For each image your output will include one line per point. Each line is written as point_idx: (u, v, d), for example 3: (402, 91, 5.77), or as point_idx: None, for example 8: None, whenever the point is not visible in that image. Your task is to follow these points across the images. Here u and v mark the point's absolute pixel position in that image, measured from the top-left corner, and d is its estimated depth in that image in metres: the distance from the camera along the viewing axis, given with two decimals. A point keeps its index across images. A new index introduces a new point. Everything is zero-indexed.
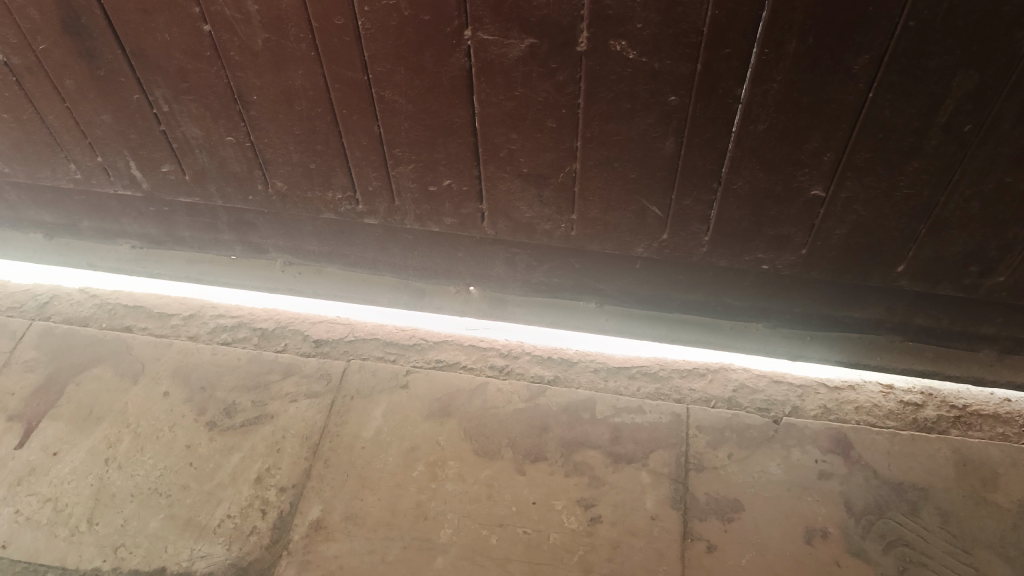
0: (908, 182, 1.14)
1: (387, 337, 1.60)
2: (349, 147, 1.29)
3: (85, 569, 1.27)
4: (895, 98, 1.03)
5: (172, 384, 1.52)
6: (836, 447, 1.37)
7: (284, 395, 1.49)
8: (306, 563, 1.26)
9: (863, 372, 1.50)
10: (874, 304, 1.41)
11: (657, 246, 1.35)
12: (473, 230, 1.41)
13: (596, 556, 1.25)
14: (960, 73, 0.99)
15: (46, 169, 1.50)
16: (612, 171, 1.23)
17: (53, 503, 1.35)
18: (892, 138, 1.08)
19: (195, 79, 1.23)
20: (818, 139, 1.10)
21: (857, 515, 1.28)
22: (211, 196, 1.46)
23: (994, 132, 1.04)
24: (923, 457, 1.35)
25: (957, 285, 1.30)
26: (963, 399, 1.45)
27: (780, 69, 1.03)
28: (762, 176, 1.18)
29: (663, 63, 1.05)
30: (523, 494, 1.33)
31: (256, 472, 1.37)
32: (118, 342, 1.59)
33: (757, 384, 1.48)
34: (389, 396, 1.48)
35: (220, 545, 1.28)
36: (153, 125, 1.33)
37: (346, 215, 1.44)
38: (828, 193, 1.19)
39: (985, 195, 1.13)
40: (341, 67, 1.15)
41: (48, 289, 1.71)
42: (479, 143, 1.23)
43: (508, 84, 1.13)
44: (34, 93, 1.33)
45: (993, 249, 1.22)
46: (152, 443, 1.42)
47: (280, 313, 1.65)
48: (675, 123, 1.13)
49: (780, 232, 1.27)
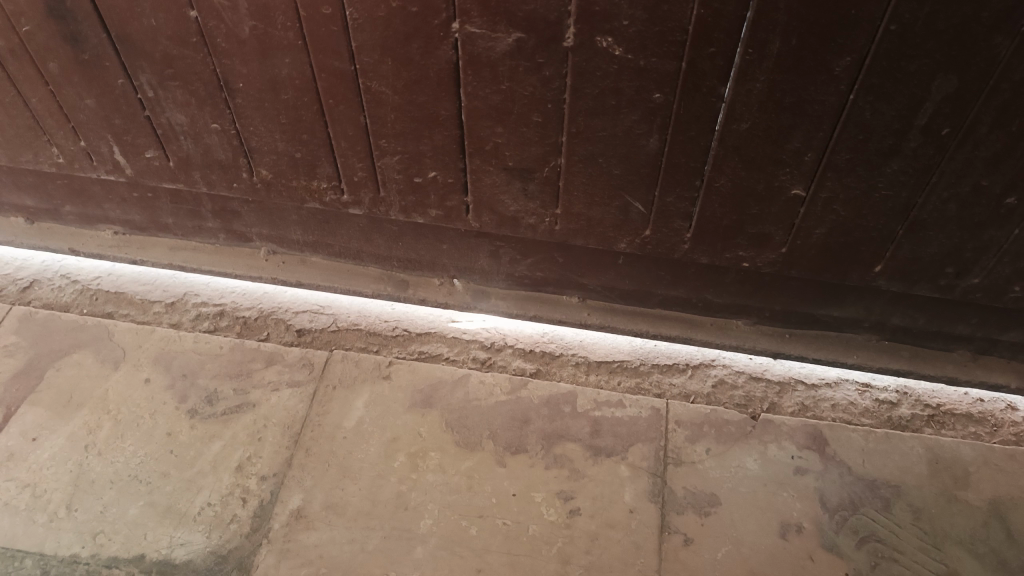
0: (887, 184, 1.16)
1: (370, 328, 1.61)
2: (335, 137, 1.29)
3: (63, 556, 1.26)
4: (875, 100, 1.04)
5: (153, 371, 1.52)
6: (812, 444, 1.39)
7: (266, 384, 1.49)
8: (285, 551, 1.26)
9: (841, 371, 1.52)
10: (853, 303, 1.43)
11: (640, 242, 1.36)
12: (457, 223, 1.41)
13: (574, 548, 1.26)
14: (939, 77, 1.00)
15: (28, 153, 1.49)
16: (597, 166, 1.24)
17: (31, 488, 1.34)
18: (871, 139, 1.10)
19: (181, 65, 1.22)
20: (800, 139, 1.12)
21: (831, 511, 1.30)
22: (195, 184, 1.46)
23: (971, 136, 1.06)
24: (896, 454, 1.37)
25: (933, 286, 1.32)
26: (937, 398, 1.49)
27: (763, 69, 1.04)
28: (744, 174, 1.19)
29: (648, 60, 1.06)
30: (503, 485, 1.34)
31: (237, 461, 1.37)
32: (99, 329, 1.59)
33: (736, 380, 1.51)
34: (371, 386, 1.49)
35: (199, 533, 1.28)
36: (138, 111, 1.33)
37: (331, 206, 1.44)
38: (809, 193, 1.20)
39: (962, 198, 1.15)
40: (328, 56, 1.15)
41: (29, 274, 1.70)
42: (464, 136, 1.23)
43: (494, 78, 1.13)
44: (17, 76, 1.32)
45: (968, 251, 1.24)
46: (132, 431, 1.42)
47: (263, 302, 1.66)
48: (660, 120, 1.14)
49: (761, 230, 1.29)
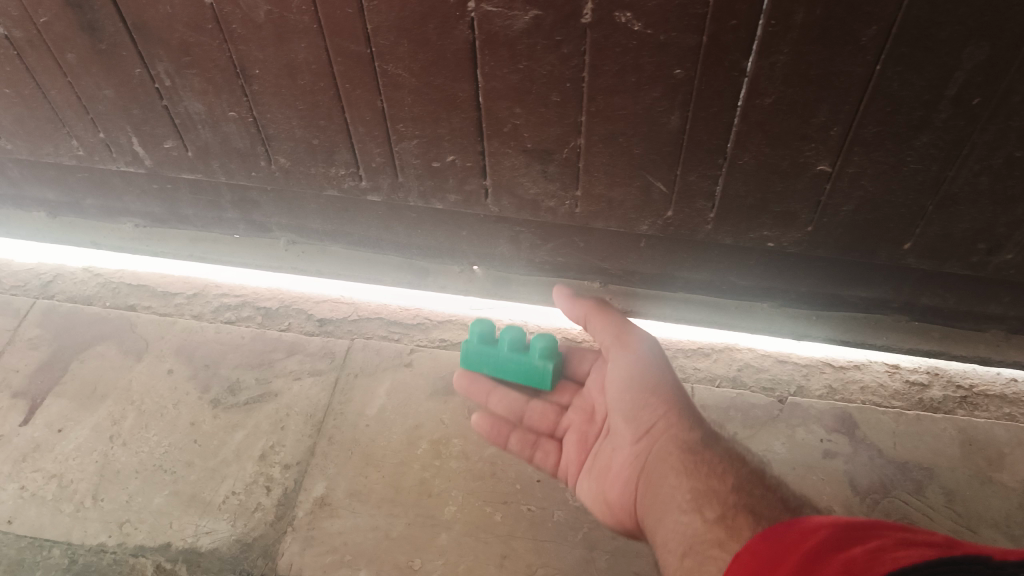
0: (917, 157, 1.13)
1: (391, 316, 1.60)
2: (352, 122, 1.28)
3: (90, 545, 1.26)
4: (904, 70, 1.02)
5: (176, 362, 1.52)
6: (841, 427, 1.36)
7: (288, 373, 1.49)
8: (310, 539, 1.25)
9: (870, 352, 1.49)
10: (881, 282, 1.41)
11: (662, 223, 1.35)
12: (477, 207, 1.41)
13: (600, 533, 1.24)
14: (971, 44, 0.97)
15: (49, 146, 1.50)
16: (617, 145, 1.22)
17: (58, 479, 1.35)
18: (900, 111, 1.07)
19: (197, 52, 1.22)
20: (826, 112, 1.09)
21: (862, 494, 1.26)
22: (214, 173, 1.46)
23: (1004, 105, 1.03)
24: (928, 436, 1.34)
25: (964, 263, 1.29)
26: (970, 378, 1.44)
27: (787, 41, 1.01)
28: (769, 151, 1.17)
29: (669, 34, 1.04)
30: (527, 471, 1.33)
31: (260, 449, 1.37)
32: (123, 321, 1.60)
33: (762, 363, 1.48)
34: (393, 374, 1.49)
35: (224, 521, 1.28)
36: (156, 100, 1.33)
37: (350, 192, 1.44)
38: (836, 168, 1.17)
39: (995, 171, 1.12)
40: (344, 39, 1.14)
41: (52, 268, 1.71)
42: (483, 118, 1.22)
43: (512, 57, 1.12)
44: (36, 68, 1.32)
45: (1002, 226, 1.20)
46: (156, 421, 1.43)
47: (284, 292, 1.66)
48: (681, 97, 1.12)
49: (786, 208, 1.26)
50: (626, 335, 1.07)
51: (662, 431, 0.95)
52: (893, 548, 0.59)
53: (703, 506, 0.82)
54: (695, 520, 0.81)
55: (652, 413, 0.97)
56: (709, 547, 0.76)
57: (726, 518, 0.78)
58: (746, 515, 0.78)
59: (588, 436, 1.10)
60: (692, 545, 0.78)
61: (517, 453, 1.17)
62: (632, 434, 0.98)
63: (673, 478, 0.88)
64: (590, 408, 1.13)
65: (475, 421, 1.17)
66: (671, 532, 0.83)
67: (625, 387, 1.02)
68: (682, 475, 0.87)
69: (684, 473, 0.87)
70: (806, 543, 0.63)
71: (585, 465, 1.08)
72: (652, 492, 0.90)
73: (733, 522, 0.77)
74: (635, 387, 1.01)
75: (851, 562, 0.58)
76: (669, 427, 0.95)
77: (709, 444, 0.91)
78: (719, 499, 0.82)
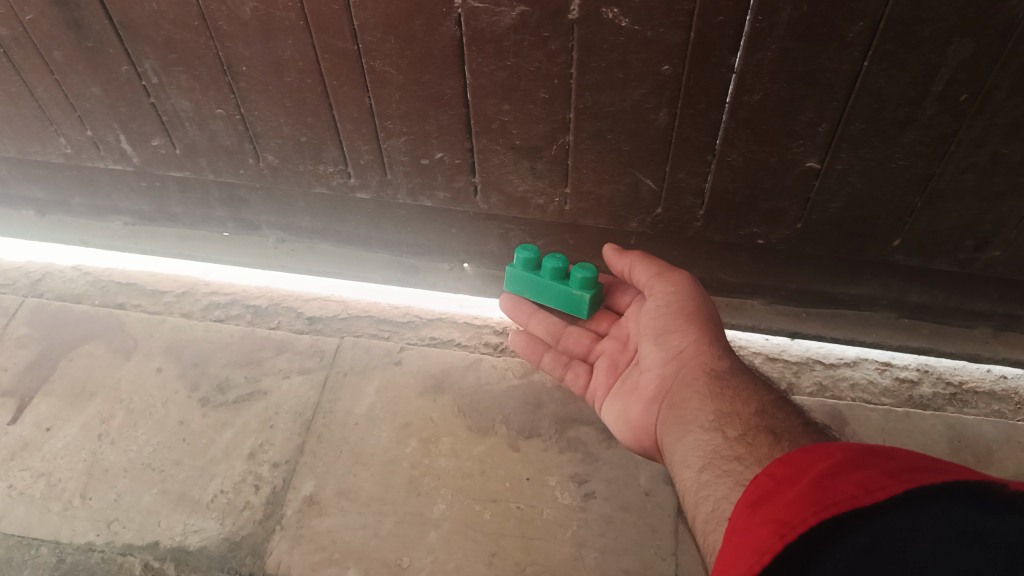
0: (903, 154, 1.13)
1: (380, 314, 1.60)
2: (340, 119, 1.28)
3: (78, 543, 1.25)
4: (889, 67, 1.02)
5: (165, 360, 1.52)
6: (830, 424, 1.36)
7: (277, 371, 1.49)
8: (299, 537, 1.25)
9: (861, 350, 1.49)
10: (870, 280, 1.41)
11: (651, 220, 1.35)
12: (465, 205, 1.41)
13: (589, 531, 1.24)
14: (956, 41, 0.97)
15: (36, 144, 1.49)
16: (605, 143, 1.22)
17: (46, 478, 1.34)
18: (887, 108, 1.07)
19: (183, 49, 1.21)
20: (813, 109, 1.09)
21: None
22: (202, 170, 1.46)
23: (989, 101, 1.03)
24: (917, 433, 1.34)
25: (952, 260, 1.29)
26: (959, 375, 1.45)
27: (774, 37, 1.01)
28: (757, 148, 1.17)
29: (655, 31, 1.04)
30: (516, 470, 1.33)
31: (249, 448, 1.37)
32: (112, 319, 1.59)
33: (753, 360, 1.48)
34: (382, 372, 1.49)
35: (212, 519, 1.27)
36: (143, 97, 1.32)
37: (338, 189, 1.44)
38: (823, 165, 1.18)
39: (981, 167, 1.12)
40: (331, 36, 1.14)
41: (40, 267, 1.70)
42: (471, 115, 1.22)
43: (499, 54, 1.11)
44: (23, 66, 1.32)
45: (988, 223, 1.21)
46: (145, 420, 1.42)
47: (273, 290, 1.66)
48: (669, 94, 1.12)
49: (774, 205, 1.26)
50: (662, 268, 1.16)
51: (689, 358, 1.04)
52: (911, 469, 0.60)
53: (725, 426, 0.88)
54: (716, 438, 0.88)
55: (682, 339, 1.06)
56: (725, 464, 0.83)
57: (746, 436, 0.85)
58: (766, 434, 0.84)
59: (619, 363, 1.23)
60: (710, 461, 0.85)
61: (551, 373, 1.32)
62: (660, 360, 1.08)
63: (698, 400, 0.95)
64: (623, 338, 1.26)
65: (513, 338, 1.34)
66: (692, 448, 0.89)
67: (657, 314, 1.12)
68: (706, 395, 0.95)
69: (708, 395, 0.95)
70: (821, 467, 0.64)
71: (614, 388, 1.20)
72: (675, 409, 0.99)
73: (753, 441, 0.84)
74: (668, 317, 1.10)
75: (870, 483, 0.59)
76: (698, 353, 1.03)
77: (733, 369, 0.98)
78: (738, 418, 0.88)
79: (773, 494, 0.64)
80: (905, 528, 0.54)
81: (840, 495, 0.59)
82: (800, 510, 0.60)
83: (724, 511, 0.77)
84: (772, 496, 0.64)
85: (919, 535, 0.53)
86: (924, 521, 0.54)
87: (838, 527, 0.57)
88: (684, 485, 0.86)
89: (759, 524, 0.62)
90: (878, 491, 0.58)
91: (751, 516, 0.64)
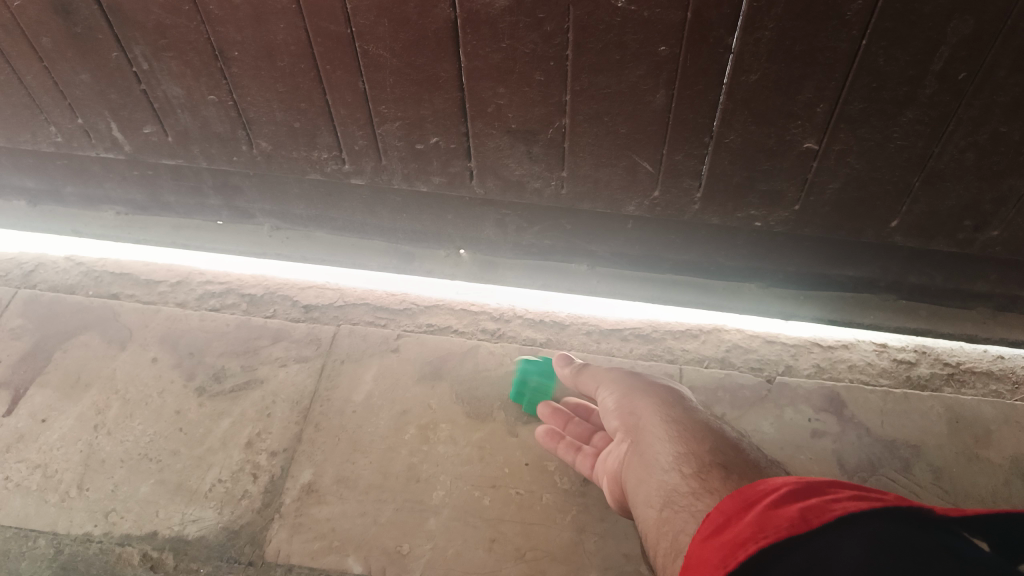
0: (902, 134, 1.12)
1: (377, 302, 1.59)
2: (333, 103, 1.26)
3: (76, 534, 1.24)
4: (888, 45, 1.01)
5: (161, 350, 1.51)
6: (829, 407, 1.35)
7: (273, 360, 1.48)
8: (298, 525, 1.24)
9: (858, 332, 1.49)
10: (868, 262, 1.41)
11: (649, 203, 1.34)
12: (461, 189, 1.39)
13: (588, 516, 1.24)
14: (956, 18, 0.96)
15: (26, 133, 1.47)
16: (602, 125, 1.21)
17: (42, 469, 1.33)
18: (886, 87, 1.06)
19: (174, 34, 1.20)
20: (812, 89, 1.08)
21: (850, 473, 1.26)
22: (195, 158, 1.44)
23: (989, 80, 1.02)
24: (916, 414, 1.34)
25: (951, 241, 1.29)
26: (957, 356, 1.44)
27: (772, 16, 1.00)
28: (755, 129, 1.16)
29: (652, 11, 1.03)
30: (515, 455, 1.32)
31: (247, 437, 1.36)
32: (105, 310, 1.58)
33: (751, 344, 1.48)
34: (380, 359, 1.48)
35: (210, 509, 1.26)
36: (133, 84, 1.31)
37: (333, 176, 1.42)
38: (822, 146, 1.17)
39: (980, 146, 1.11)
40: (323, 19, 1.12)
41: (33, 257, 1.69)
42: (466, 98, 1.21)
43: (494, 36, 1.10)
44: (10, 53, 1.30)
45: (987, 203, 1.20)
46: (141, 410, 1.41)
47: (268, 278, 1.65)
48: (666, 75, 1.11)
49: (772, 187, 1.25)
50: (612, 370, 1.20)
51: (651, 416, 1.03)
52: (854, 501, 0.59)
53: (682, 464, 0.89)
54: (674, 476, 0.88)
55: (643, 402, 1.07)
56: (683, 498, 0.84)
57: (701, 473, 0.86)
58: (719, 470, 0.85)
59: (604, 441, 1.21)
60: (669, 499, 0.85)
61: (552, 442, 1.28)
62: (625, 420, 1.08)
63: (663, 443, 0.95)
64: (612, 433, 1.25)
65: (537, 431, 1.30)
66: (653, 487, 0.90)
67: (611, 393, 1.16)
68: (671, 438, 0.96)
69: (673, 436, 0.96)
70: (768, 499, 0.64)
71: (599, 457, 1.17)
72: (641, 453, 0.97)
73: (706, 477, 0.85)
74: (631, 392, 1.11)
75: (809, 511, 0.59)
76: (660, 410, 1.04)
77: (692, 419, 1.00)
78: (696, 458, 0.89)
79: (725, 526, 0.64)
80: (838, 545, 0.53)
81: (778, 525, 0.59)
82: (746, 538, 0.60)
83: (680, 545, 0.78)
84: (726, 528, 0.64)
85: (848, 550, 0.52)
86: (857, 538, 0.53)
87: (775, 546, 0.56)
88: (647, 525, 0.86)
89: (710, 555, 0.62)
90: (816, 518, 0.57)
91: (703, 551, 0.64)
